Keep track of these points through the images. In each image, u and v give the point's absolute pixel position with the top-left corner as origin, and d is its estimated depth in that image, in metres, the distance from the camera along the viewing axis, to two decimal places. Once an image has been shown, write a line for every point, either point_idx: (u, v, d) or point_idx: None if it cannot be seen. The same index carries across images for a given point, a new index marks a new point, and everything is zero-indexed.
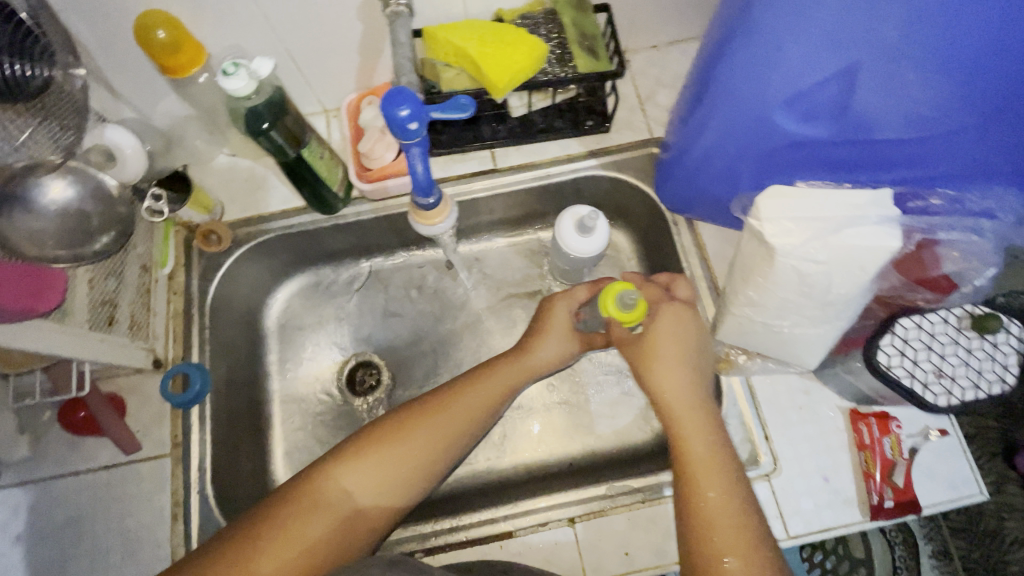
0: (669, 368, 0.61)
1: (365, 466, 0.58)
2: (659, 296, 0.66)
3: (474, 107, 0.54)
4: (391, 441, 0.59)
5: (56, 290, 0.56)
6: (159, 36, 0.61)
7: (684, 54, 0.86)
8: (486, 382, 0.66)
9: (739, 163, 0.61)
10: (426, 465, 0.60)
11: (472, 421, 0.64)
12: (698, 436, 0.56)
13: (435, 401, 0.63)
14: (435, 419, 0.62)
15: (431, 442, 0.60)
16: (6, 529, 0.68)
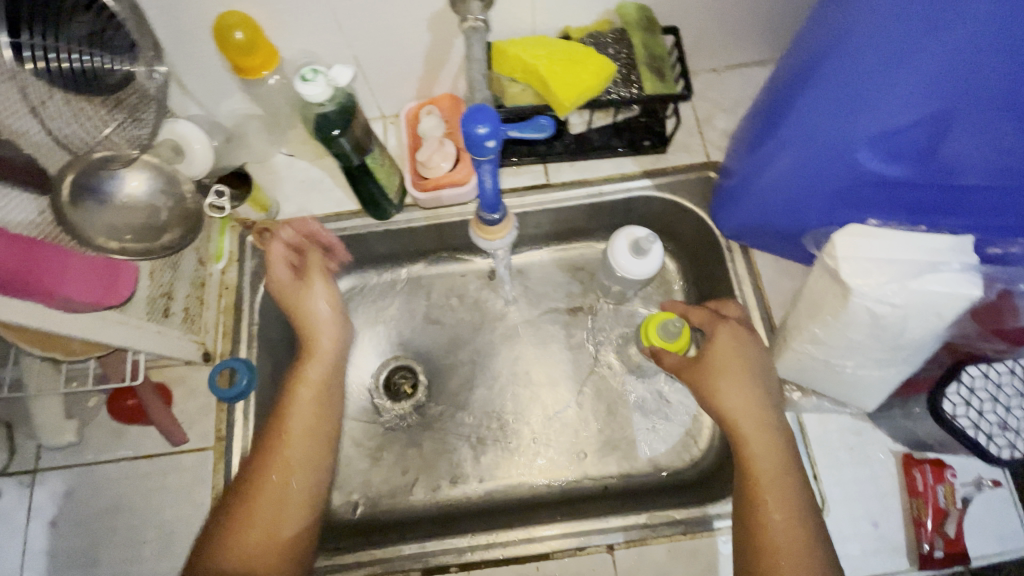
0: (734, 385, 0.60)
1: (251, 523, 0.59)
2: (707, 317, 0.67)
3: (552, 130, 0.56)
4: (259, 493, 0.60)
5: (127, 282, 0.56)
6: (236, 36, 0.61)
7: (745, 79, 0.84)
8: (297, 390, 0.66)
9: (809, 196, 0.60)
10: (305, 487, 0.62)
11: (323, 426, 0.66)
12: (763, 457, 0.57)
13: (273, 435, 0.64)
14: (287, 451, 0.63)
15: (296, 468, 0.62)
16: (54, 509, 0.69)
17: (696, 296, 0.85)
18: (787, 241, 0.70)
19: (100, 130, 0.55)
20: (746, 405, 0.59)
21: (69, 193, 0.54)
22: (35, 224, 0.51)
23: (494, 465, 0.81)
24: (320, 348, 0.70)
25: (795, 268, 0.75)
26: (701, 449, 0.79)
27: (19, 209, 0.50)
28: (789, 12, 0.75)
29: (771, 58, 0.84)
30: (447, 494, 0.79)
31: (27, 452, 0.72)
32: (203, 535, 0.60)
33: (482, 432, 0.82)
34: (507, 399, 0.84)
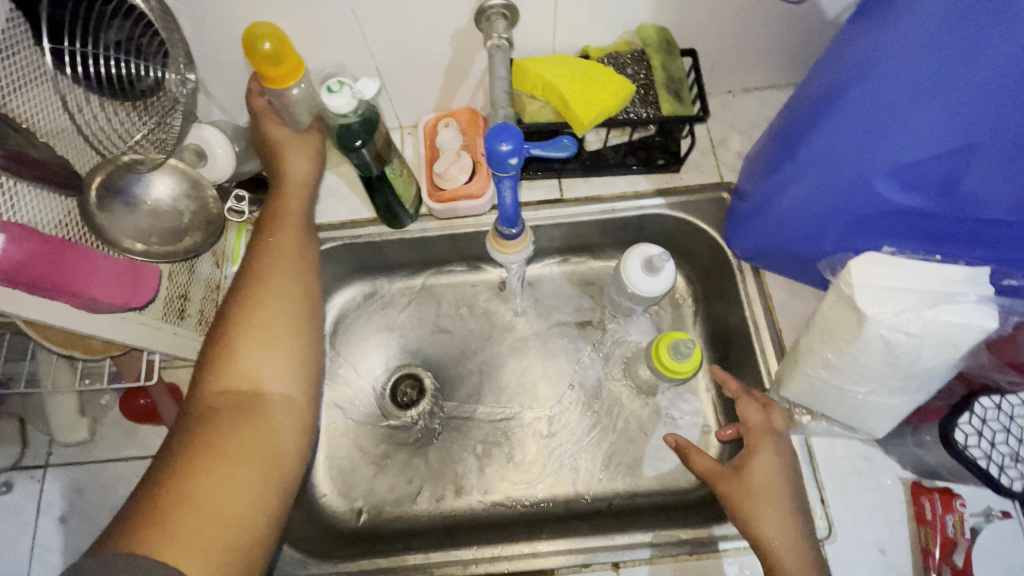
0: (774, 508, 0.59)
1: (240, 353, 0.57)
2: (753, 423, 0.65)
3: (576, 148, 0.55)
4: (240, 328, 0.58)
5: (150, 285, 0.55)
6: (264, 47, 0.58)
7: (760, 102, 0.85)
8: (275, 227, 0.65)
9: (825, 222, 0.61)
10: (292, 315, 0.61)
11: (303, 256, 0.64)
12: None
13: (252, 270, 0.62)
14: (266, 282, 0.61)
15: (278, 298, 0.60)
16: (62, 504, 0.70)
17: (707, 315, 0.85)
18: (800, 265, 0.70)
19: (130, 138, 0.56)
20: (787, 535, 0.57)
21: (98, 195, 0.56)
22: (57, 222, 0.52)
23: (499, 476, 0.81)
24: (297, 174, 0.69)
25: (807, 291, 0.75)
26: None
27: (49, 208, 0.51)
28: (808, 38, 0.76)
29: (787, 82, 0.85)
30: (451, 504, 0.79)
31: (37, 447, 0.72)
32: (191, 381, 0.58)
33: (489, 443, 0.82)
34: (514, 410, 0.84)
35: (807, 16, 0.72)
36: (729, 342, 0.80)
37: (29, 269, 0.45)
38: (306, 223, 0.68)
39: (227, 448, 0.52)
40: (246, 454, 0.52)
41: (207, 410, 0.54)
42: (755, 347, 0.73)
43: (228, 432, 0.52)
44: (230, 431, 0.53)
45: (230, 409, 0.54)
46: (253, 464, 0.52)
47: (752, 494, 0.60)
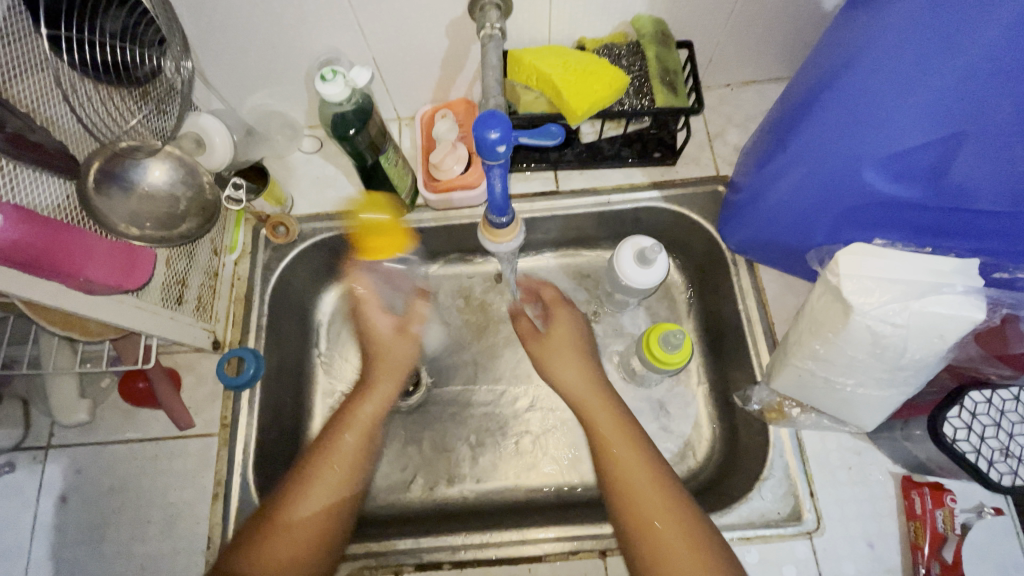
0: (564, 359, 0.74)
1: (289, 524, 0.59)
2: (554, 298, 0.83)
3: (564, 137, 0.54)
4: (289, 513, 0.60)
5: (144, 268, 0.56)
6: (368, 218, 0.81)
7: (758, 95, 0.85)
8: (349, 428, 0.69)
9: (816, 214, 0.60)
10: (323, 543, 0.60)
11: (361, 466, 0.68)
12: (605, 417, 0.66)
13: (308, 470, 0.64)
14: (342, 449, 0.67)
15: (309, 537, 0.59)
16: (63, 484, 0.71)
17: (702, 308, 0.85)
18: (792, 258, 0.70)
19: (128, 122, 0.57)
20: (575, 367, 0.73)
21: (96, 179, 0.56)
22: (57, 206, 0.52)
23: (492, 466, 0.81)
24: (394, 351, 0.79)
25: (801, 285, 0.75)
26: (698, 460, 0.78)
27: (48, 191, 0.52)
28: (805, 31, 0.76)
29: (786, 75, 0.84)
30: (444, 492, 0.80)
31: (41, 428, 0.74)
32: (244, 528, 0.60)
33: (482, 432, 0.83)
34: (507, 401, 0.85)
35: (805, 8, 0.71)
36: (722, 335, 0.80)
37: (26, 250, 0.45)
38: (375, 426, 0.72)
39: None
40: None
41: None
42: (747, 340, 0.73)
43: None
44: None
45: None
46: None
47: (556, 346, 0.76)
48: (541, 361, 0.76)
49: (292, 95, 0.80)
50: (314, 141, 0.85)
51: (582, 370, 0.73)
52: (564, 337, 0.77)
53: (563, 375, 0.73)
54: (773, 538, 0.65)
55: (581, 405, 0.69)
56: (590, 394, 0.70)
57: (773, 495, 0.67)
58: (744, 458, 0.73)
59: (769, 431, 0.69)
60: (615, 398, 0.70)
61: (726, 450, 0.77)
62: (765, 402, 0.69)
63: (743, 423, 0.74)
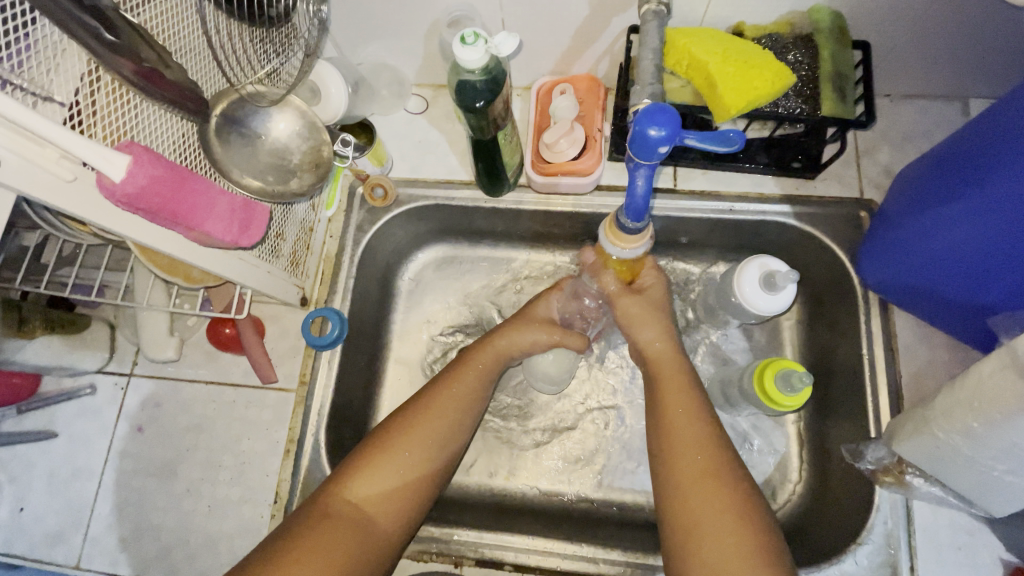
0: (650, 322, 0.69)
1: (393, 457, 0.60)
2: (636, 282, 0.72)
3: (740, 145, 0.46)
4: (406, 448, 0.61)
5: (260, 224, 0.53)
6: (617, 259, 0.68)
7: (923, 113, 0.74)
8: (465, 371, 0.69)
9: (999, 271, 0.52)
10: (424, 476, 0.61)
11: (469, 417, 0.67)
12: (673, 390, 0.63)
13: (420, 408, 0.65)
14: (454, 396, 0.66)
15: (413, 472, 0.61)
16: (142, 414, 0.74)
17: (809, 340, 0.77)
18: (949, 310, 0.61)
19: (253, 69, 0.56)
20: (652, 321, 0.69)
21: (217, 124, 0.53)
22: (178, 146, 0.51)
23: (555, 465, 0.78)
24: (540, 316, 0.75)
25: (938, 337, 0.67)
26: (777, 502, 0.73)
27: (169, 129, 0.50)
28: (1008, 45, 0.64)
29: (961, 92, 0.73)
30: (503, 483, 0.78)
31: (125, 355, 0.76)
32: (351, 454, 0.62)
33: (549, 429, 0.80)
34: (580, 403, 0.81)
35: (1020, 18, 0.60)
36: (830, 375, 0.72)
37: (150, 198, 0.43)
38: (488, 377, 0.70)
39: (320, 544, 0.53)
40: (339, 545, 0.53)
41: (327, 509, 0.56)
42: (865, 390, 0.66)
43: (323, 540, 0.53)
44: (328, 535, 0.54)
45: (346, 521, 0.55)
46: (352, 545, 0.54)
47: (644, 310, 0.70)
48: (630, 321, 0.70)
49: (405, 50, 0.75)
50: (420, 101, 0.81)
51: (661, 332, 0.69)
52: (648, 302, 0.71)
53: (647, 339, 0.69)
54: None
55: (661, 385, 0.64)
56: (673, 392, 0.63)
57: (868, 562, 0.61)
58: (835, 512, 0.67)
59: (875, 493, 0.63)
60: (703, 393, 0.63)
61: (811, 499, 0.71)
62: (880, 463, 0.62)
63: (840, 475, 0.68)
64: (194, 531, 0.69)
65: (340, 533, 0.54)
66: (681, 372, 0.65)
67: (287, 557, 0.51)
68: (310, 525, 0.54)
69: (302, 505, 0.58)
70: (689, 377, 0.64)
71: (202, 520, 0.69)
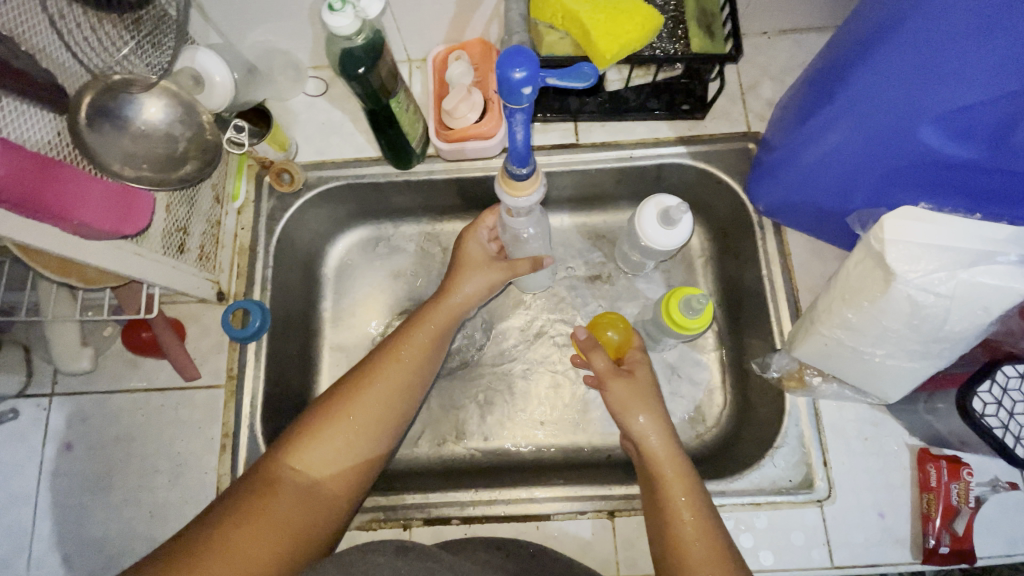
0: (648, 413, 0.62)
1: (339, 425, 0.60)
2: (606, 366, 0.64)
3: (596, 77, 0.50)
4: (349, 411, 0.60)
5: (142, 212, 0.56)
6: (607, 335, 0.70)
7: (797, 46, 0.78)
8: (415, 334, 0.67)
9: (858, 171, 0.57)
10: (374, 441, 0.61)
11: (422, 377, 0.66)
12: (676, 485, 0.57)
13: (368, 371, 0.64)
14: (402, 360, 0.65)
15: (358, 435, 0.60)
16: (69, 433, 0.71)
17: (721, 272, 0.82)
18: (827, 218, 0.66)
19: (120, 52, 0.55)
20: (647, 405, 0.62)
21: (88, 116, 0.52)
22: (48, 142, 0.50)
23: (499, 424, 0.81)
24: (471, 258, 0.72)
25: (830, 251, 0.72)
26: (708, 426, 0.77)
27: (37, 125, 0.49)
28: None
29: (828, 23, 0.78)
30: (451, 448, 0.80)
31: (42, 375, 0.73)
32: (297, 418, 0.61)
33: (490, 391, 0.82)
34: (517, 362, 0.83)
35: None
36: (741, 301, 0.77)
37: (13, 187, 0.44)
38: (438, 340, 0.69)
39: (264, 515, 0.53)
40: (283, 511, 0.54)
41: (271, 478, 0.56)
42: (769, 308, 0.71)
43: (269, 509, 0.54)
44: (273, 505, 0.54)
45: (292, 492, 0.55)
46: (298, 511, 0.55)
47: (634, 395, 0.63)
48: (621, 408, 0.62)
49: (293, 32, 0.74)
50: (318, 83, 0.80)
51: (656, 419, 0.62)
52: (638, 384, 0.63)
53: (639, 427, 0.61)
54: (783, 505, 0.64)
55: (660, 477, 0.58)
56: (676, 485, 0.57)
57: (786, 463, 0.66)
58: (757, 424, 0.72)
59: (786, 399, 0.68)
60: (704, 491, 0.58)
61: (737, 417, 0.75)
62: (784, 370, 0.67)
63: (758, 390, 0.72)
64: (136, 539, 0.68)
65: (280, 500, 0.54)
66: (680, 463, 0.59)
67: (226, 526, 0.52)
68: (251, 495, 0.54)
69: (246, 471, 0.58)
70: (688, 471, 0.58)
71: (143, 527, 0.68)
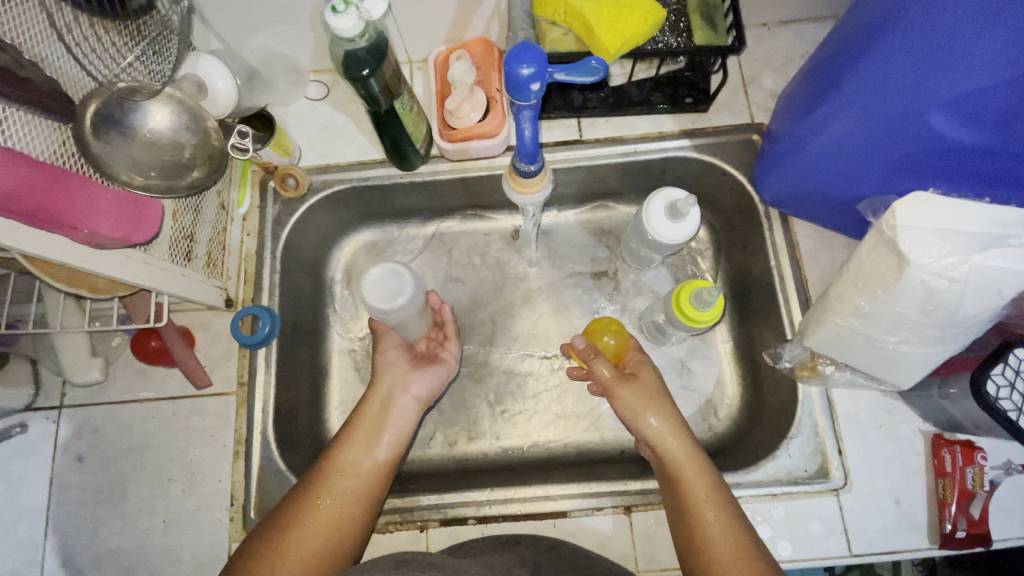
0: (660, 416, 0.62)
1: (298, 530, 0.57)
2: (609, 376, 0.64)
3: (603, 73, 0.50)
4: (296, 518, 0.58)
5: (151, 222, 0.54)
6: (605, 340, 0.69)
7: (798, 36, 0.78)
8: (362, 424, 0.66)
9: (868, 161, 0.57)
10: (338, 536, 0.58)
11: (370, 490, 0.62)
12: (698, 485, 0.57)
13: (320, 470, 0.62)
14: (343, 470, 0.62)
15: (312, 540, 0.57)
16: (81, 444, 0.71)
17: (729, 263, 0.82)
18: (836, 209, 0.66)
19: (123, 60, 0.55)
20: (657, 409, 0.62)
21: (93, 123, 0.52)
22: (54, 151, 0.50)
23: (511, 423, 0.80)
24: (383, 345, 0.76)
25: (837, 240, 0.72)
26: (720, 419, 0.77)
27: (42, 134, 0.49)
28: None
29: (828, 13, 0.78)
30: (464, 449, 0.80)
31: (53, 388, 0.73)
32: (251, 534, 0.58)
33: (501, 391, 0.82)
34: (526, 361, 0.83)
35: None
36: (750, 292, 0.77)
37: (26, 196, 0.44)
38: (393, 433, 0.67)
39: None
40: None
41: None
42: (778, 298, 0.71)
43: None
44: None
45: None
46: None
47: (643, 397, 0.63)
48: (631, 411, 0.62)
49: (293, 36, 0.74)
50: (320, 87, 0.80)
51: (668, 418, 0.62)
52: (644, 384, 0.64)
53: (652, 429, 0.61)
54: (800, 496, 0.64)
55: (681, 477, 0.58)
56: (697, 487, 0.57)
57: (800, 452, 0.66)
58: (769, 415, 0.72)
59: (798, 389, 0.68)
60: (724, 485, 0.58)
61: (749, 409, 0.75)
62: (796, 360, 0.68)
63: (770, 381, 0.72)
64: (153, 548, 0.67)
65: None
66: (700, 463, 0.59)
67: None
68: None
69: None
70: (709, 470, 0.59)
71: (159, 536, 0.68)
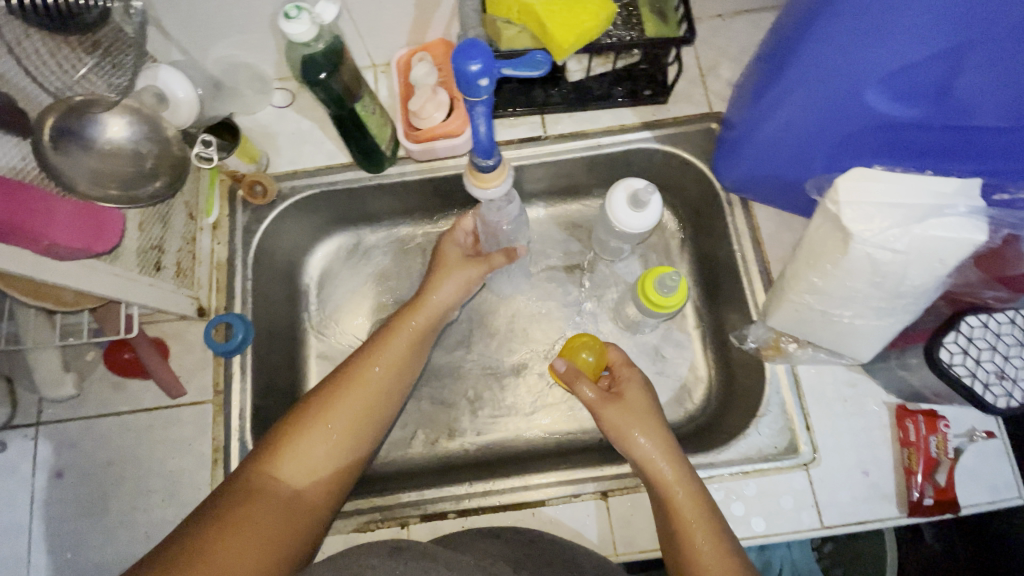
0: (648, 434, 0.62)
1: (324, 427, 0.60)
2: (593, 399, 0.65)
3: (547, 65, 0.53)
4: (325, 412, 0.61)
5: (113, 230, 0.57)
6: (583, 357, 0.69)
7: (752, 26, 0.80)
8: (397, 334, 0.68)
9: (814, 141, 0.59)
10: (360, 437, 0.63)
11: (393, 394, 0.66)
12: (686, 505, 0.57)
13: (353, 370, 0.64)
14: (374, 372, 0.65)
15: (339, 435, 0.61)
16: (58, 460, 0.71)
17: (697, 250, 0.83)
18: (790, 190, 0.68)
19: (77, 71, 0.56)
20: (645, 425, 0.62)
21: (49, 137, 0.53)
22: (12, 167, 0.51)
23: (491, 419, 0.81)
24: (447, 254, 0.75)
25: (797, 222, 0.74)
26: (695, 403, 0.78)
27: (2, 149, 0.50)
28: None
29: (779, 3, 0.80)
30: (445, 447, 0.80)
31: (29, 405, 0.72)
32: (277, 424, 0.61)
33: (481, 387, 0.83)
34: (504, 355, 0.84)
35: None
36: (718, 277, 0.79)
37: None
38: (420, 343, 0.70)
39: (243, 522, 0.52)
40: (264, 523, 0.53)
41: (254, 485, 0.55)
42: (742, 281, 0.73)
43: (253, 516, 0.53)
44: (256, 514, 0.53)
45: (275, 496, 0.55)
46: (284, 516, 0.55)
47: (630, 413, 0.63)
48: (618, 433, 0.63)
49: (255, 45, 0.75)
50: (285, 94, 0.81)
51: (656, 437, 0.62)
52: (631, 402, 0.64)
53: (640, 447, 0.61)
54: (771, 472, 0.65)
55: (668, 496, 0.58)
56: (684, 506, 0.57)
57: (770, 430, 0.68)
58: (741, 396, 0.73)
59: (765, 368, 0.70)
60: (713, 506, 0.58)
61: (723, 391, 0.77)
62: (761, 340, 0.70)
63: (740, 362, 0.74)
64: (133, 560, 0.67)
65: (248, 538, 0.51)
66: (689, 484, 0.59)
67: (199, 549, 0.48)
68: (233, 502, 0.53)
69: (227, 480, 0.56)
70: (698, 490, 0.58)
71: (140, 548, 0.68)
